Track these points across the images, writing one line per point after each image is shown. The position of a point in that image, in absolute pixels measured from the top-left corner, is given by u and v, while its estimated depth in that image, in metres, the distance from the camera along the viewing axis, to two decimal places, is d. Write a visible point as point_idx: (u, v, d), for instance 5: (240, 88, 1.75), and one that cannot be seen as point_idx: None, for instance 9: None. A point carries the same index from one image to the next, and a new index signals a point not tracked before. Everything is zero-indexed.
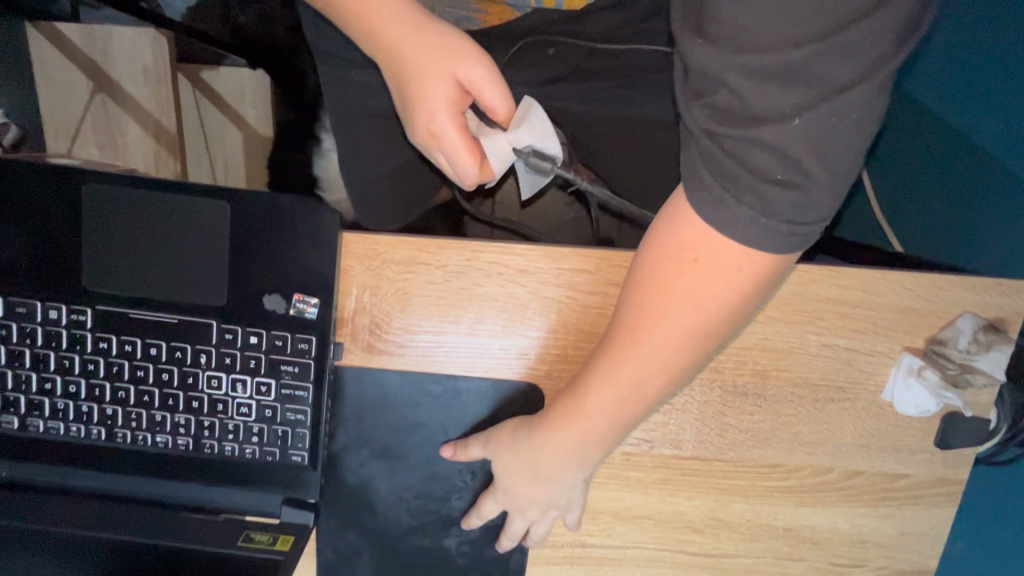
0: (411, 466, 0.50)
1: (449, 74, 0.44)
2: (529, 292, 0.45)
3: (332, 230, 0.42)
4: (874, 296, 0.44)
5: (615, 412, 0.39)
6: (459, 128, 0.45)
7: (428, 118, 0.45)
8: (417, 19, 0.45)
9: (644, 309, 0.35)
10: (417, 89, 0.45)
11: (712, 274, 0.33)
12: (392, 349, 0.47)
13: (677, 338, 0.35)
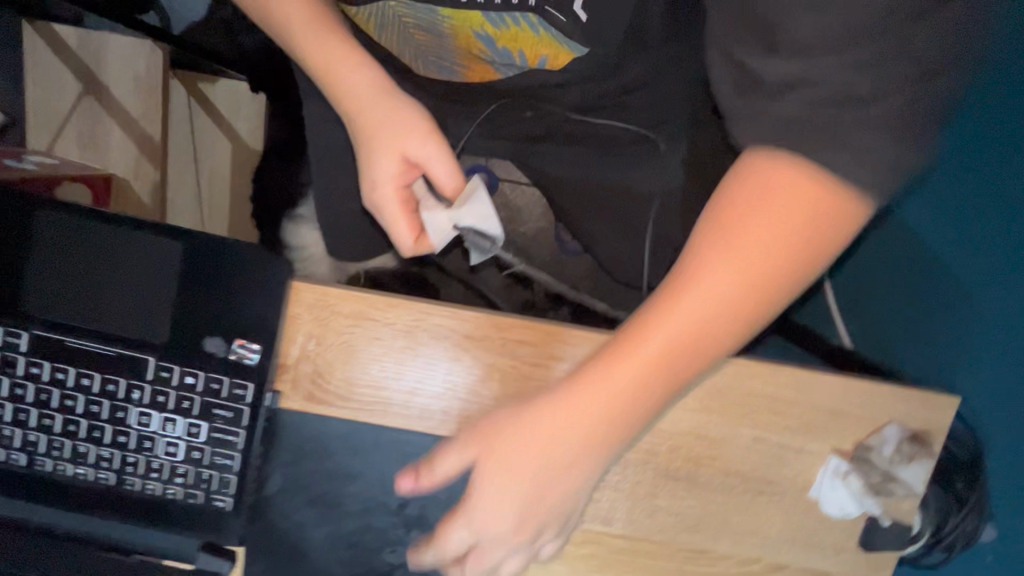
0: (342, 518, 0.49)
1: (398, 152, 0.50)
2: (473, 358, 0.46)
3: (283, 283, 0.43)
4: (806, 395, 0.46)
5: (620, 407, 0.36)
6: (402, 201, 0.51)
7: (377, 188, 0.52)
8: (379, 99, 0.51)
9: (699, 274, 0.32)
10: (371, 163, 0.51)
11: (790, 230, 0.30)
12: (332, 398, 0.47)
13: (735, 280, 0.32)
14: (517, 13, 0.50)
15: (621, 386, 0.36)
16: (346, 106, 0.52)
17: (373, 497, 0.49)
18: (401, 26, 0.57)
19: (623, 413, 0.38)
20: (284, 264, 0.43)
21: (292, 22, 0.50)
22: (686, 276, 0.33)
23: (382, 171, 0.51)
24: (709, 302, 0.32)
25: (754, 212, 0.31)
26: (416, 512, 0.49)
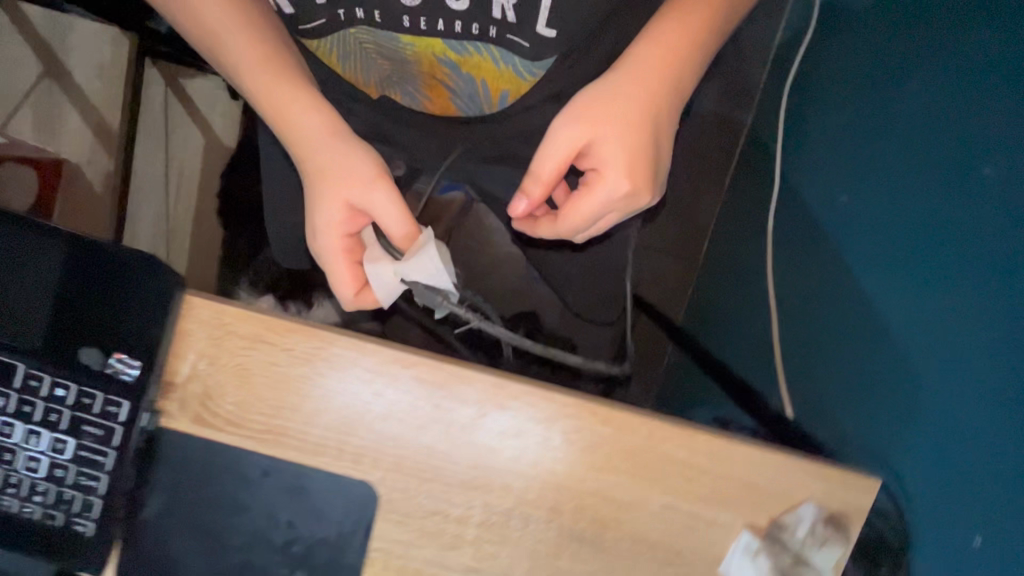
0: (221, 554, 0.45)
1: (341, 198, 0.50)
2: (375, 394, 0.43)
3: (173, 297, 0.41)
4: (723, 465, 0.43)
5: (639, 167, 0.49)
6: (345, 248, 0.51)
7: (320, 233, 0.51)
8: (326, 142, 0.51)
9: (654, 37, 0.50)
10: (314, 208, 0.51)
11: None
12: (221, 423, 0.44)
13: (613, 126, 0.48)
14: (481, 44, 0.59)
15: (637, 131, 0.49)
16: (295, 145, 0.52)
17: (257, 532, 0.45)
18: (365, 52, 0.64)
19: (653, 172, 0.50)
20: (176, 277, 0.41)
21: (236, 54, 0.50)
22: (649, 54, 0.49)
23: (324, 215, 0.50)
24: (675, 39, 0.49)
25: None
26: (303, 552, 0.45)
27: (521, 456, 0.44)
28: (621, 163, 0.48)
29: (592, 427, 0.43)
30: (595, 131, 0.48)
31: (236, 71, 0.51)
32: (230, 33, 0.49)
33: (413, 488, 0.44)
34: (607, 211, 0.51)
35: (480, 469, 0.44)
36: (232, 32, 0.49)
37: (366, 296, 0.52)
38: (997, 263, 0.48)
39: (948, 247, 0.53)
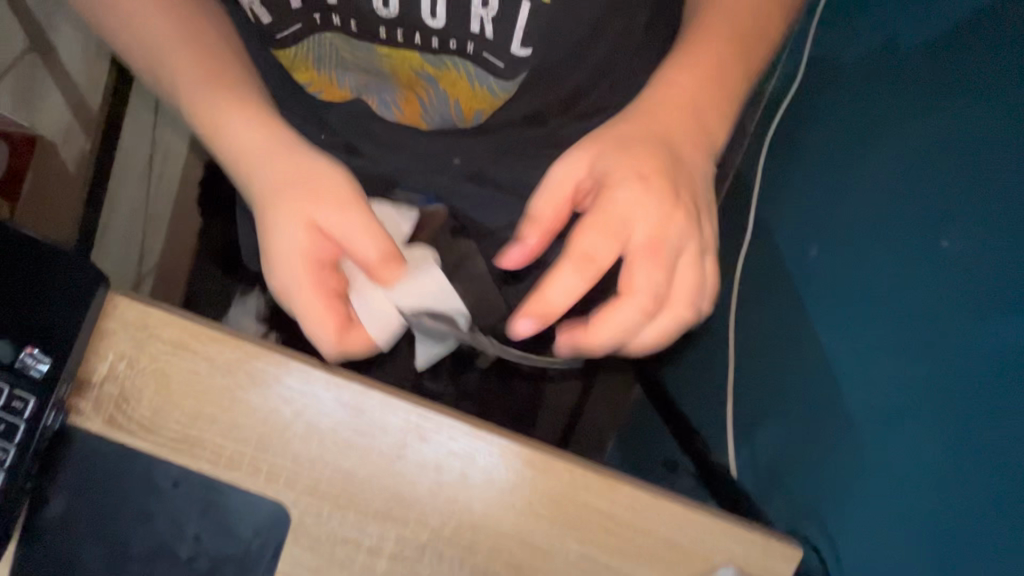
0: (120, 566, 0.42)
1: (305, 219, 0.46)
2: (295, 412, 0.42)
3: (93, 294, 0.41)
4: (642, 519, 0.42)
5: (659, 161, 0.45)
6: (314, 277, 0.46)
7: (283, 261, 0.46)
8: (277, 161, 0.48)
9: (651, 103, 0.48)
10: (269, 232, 0.47)
11: (723, 39, 0.50)
12: (134, 428, 0.42)
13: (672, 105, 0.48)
14: (459, 60, 0.58)
15: (653, 182, 0.44)
16: (245, 170, 0.49)
17: (162, 543, 0.42)
18: (343, 60, 0.62)
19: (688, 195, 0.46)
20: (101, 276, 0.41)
21: (180, 71, 0.50)
22: (655, 114, 0.47)
23: (288, 240, 0.46)
24: (686, 100, 0.48)
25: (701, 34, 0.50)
26: (206, 569, 0.43)
27: (440, 491, 0.42)
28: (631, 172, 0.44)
29: (513, 467, 0.42)
30: (613, 214, 0.43)
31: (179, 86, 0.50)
32: (176, 49, 0.50)
33: (326, 514, 0.43)
34: (637, 225, 0.43)
35: (396, 499, 0.42)
36: (176, 46, 0.51)
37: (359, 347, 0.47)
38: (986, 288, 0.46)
39: (923, 274, 0.52)
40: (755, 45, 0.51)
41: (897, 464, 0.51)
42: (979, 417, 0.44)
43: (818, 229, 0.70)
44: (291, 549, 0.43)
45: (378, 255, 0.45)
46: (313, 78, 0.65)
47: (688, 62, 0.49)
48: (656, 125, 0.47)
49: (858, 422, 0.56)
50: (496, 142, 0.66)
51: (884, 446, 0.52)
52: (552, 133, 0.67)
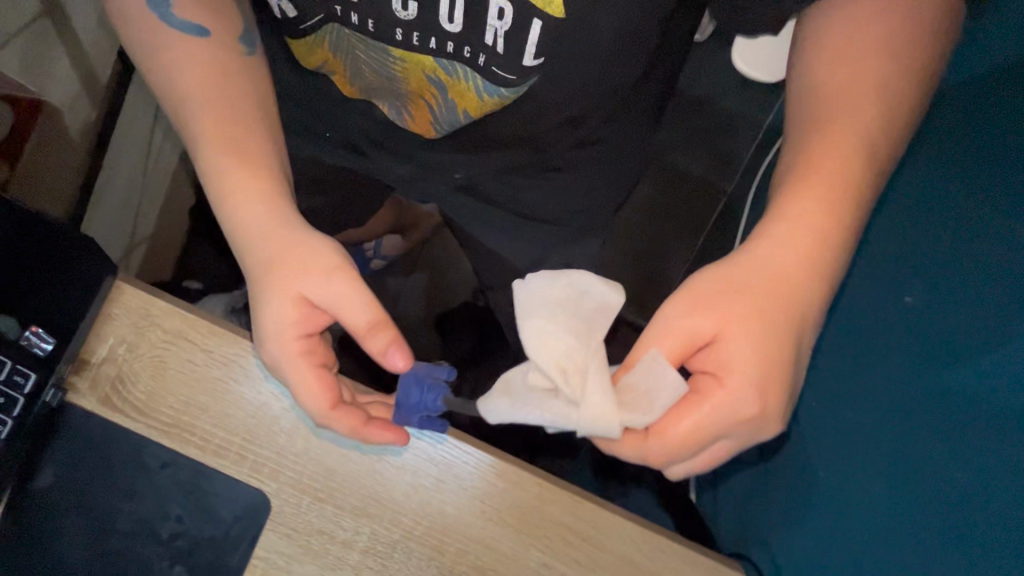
0: (104, 538, 0.44)
1: (301, 291, 0.44)
2: (285, 407, 0.45)
3: (101, 283, 0.43)
4: (601, 535, 0.45)
5: (838, 204, 0.42)
6: (308, 355, 0.44)
7: (266, 332, 0.44)
8: (277, 232, 0.47)
9: (790, 214, 0.42)
10: (261, 306, 0.45)
11: (855, 130, 0.43)
12: (128, 409, 0.44)
13: (855, 138, 0.43)
14: (469, 70, 0.58)
15: (766, 289, 0.41)
16: (246, 237, 0.48)
17: (145, 520, 0.45)
18: (357, 60, 0.61)
19: (837, 218, 0.42)
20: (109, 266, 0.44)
21: (203, 130, 0.50)
22: (785, 209, 0.42)
23: (279, 314, 0.44)
24: (818, 214, 0.42)
25: (837, 122, 0.43)
26: (186, 547, 0.45)
27: (415, 492, 0.45)
28: (825, 210, 0.42)
29: (486, 477, 0.45)
30: (710, 313, 0.40)
31: (198, 142, 0.50)
32: (202, 109, 0.50)
33: (305, 506, 0.45)
34: (778, 258, 0.41)
35: (374, 498, 0.45)
36: (205, 101, 0.51)
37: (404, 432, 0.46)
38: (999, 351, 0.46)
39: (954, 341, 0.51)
40: (905, 71, 0.44)
41: (891, 514, 0.51)
42: (948, 444, 0.48)
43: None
44: (268, 535, 0.45)
45: (374, 333, 0.44)
46: (328, 66, 0.64)
47: (815, 166, 0.43)
48: (789, 234, 0.42)
49: (820, 457, 0.62)
50: (499, 159, 0.70)
51: (878, 501, 0.53)
52: (547, 159, 0.70)
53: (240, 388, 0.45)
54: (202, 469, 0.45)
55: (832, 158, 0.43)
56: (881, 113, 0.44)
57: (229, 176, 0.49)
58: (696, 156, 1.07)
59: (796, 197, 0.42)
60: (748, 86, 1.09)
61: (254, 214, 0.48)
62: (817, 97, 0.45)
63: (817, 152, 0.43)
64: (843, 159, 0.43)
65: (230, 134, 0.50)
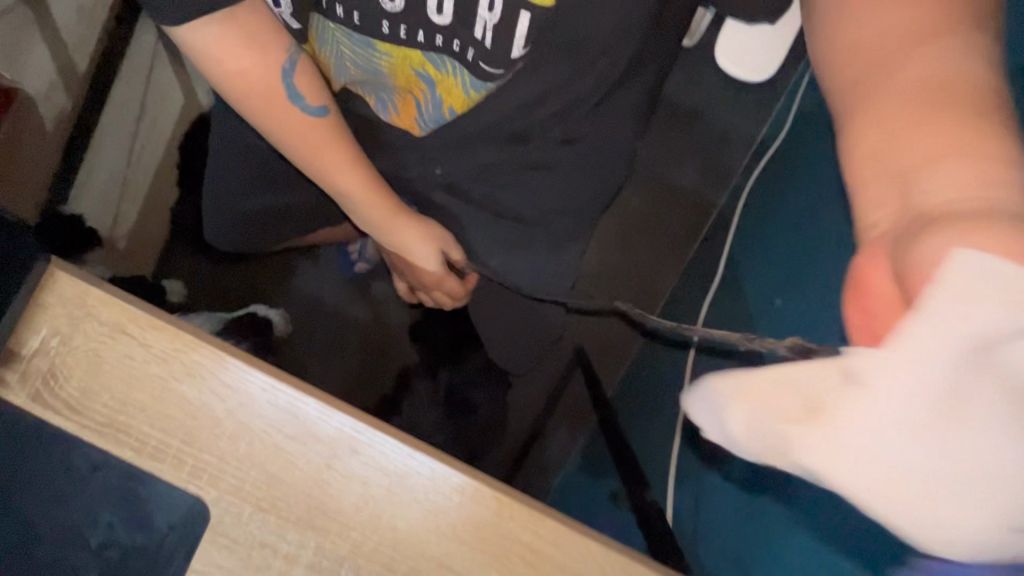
0: (24, 545, 0.40)
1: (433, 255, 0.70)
2: (228, 409, 0.42)
3: (33, 269, 0.41)
4: (564, 555, 0.42)
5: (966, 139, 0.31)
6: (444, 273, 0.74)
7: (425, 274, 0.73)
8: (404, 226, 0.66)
9: (955, 163, 0.31)
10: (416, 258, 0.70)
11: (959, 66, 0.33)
12: (59, 406, 0.41)
13: (957, 68, 0.33)
14: (458, 65, 0.56)
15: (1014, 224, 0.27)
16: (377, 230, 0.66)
17: (73, 527, 0.41)
18: (341, 53, 0.59)
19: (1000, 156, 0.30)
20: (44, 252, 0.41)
21: (331, 166, 0.58)
22: (909, 162, 0.33)
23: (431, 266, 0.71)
24: (970, 135, 0.31)
25: (907, 76, 0.35)
26: (117, 558, 0.42)
27: (363, 504, 0.42)
28: (973, 154, 0.30)
29: (444, 491, 0.42)
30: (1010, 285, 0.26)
31: (331, 176, 0.59)
32: (324, 152, 0.57)
33: (247, 516, 0.42)
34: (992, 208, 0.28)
35: (321, 509, 0.42)
36: (299, 145, 0.57)
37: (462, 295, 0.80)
38: None
39: None
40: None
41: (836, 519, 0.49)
42: None
43: (788, 283, 0.72)
44: (205, 548, 0.41)
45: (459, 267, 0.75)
46: (313, 56, 0.62)
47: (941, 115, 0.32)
48: (939, 172, 0.31)
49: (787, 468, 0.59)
50: (478, 157, 0.68)
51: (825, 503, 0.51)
52: (527, 152, 0.68)
53: (182, 387, 0.42)
54: (136, 475, 0.42)
55: (948, 94, 0.33)
56: (963, 38, 0.34)
57: (361, 192, 0.62)
58: (682, 168, 1.08)
59: (948, 157, 0.31)
60: (736, 97, 1.08)
61: (383, 213, 0.64)
62: (873, 36, 0.38)
63: (901, 102, 0.34)
64: (970, 98, 0.32)
65: (340, 160, 0.58)
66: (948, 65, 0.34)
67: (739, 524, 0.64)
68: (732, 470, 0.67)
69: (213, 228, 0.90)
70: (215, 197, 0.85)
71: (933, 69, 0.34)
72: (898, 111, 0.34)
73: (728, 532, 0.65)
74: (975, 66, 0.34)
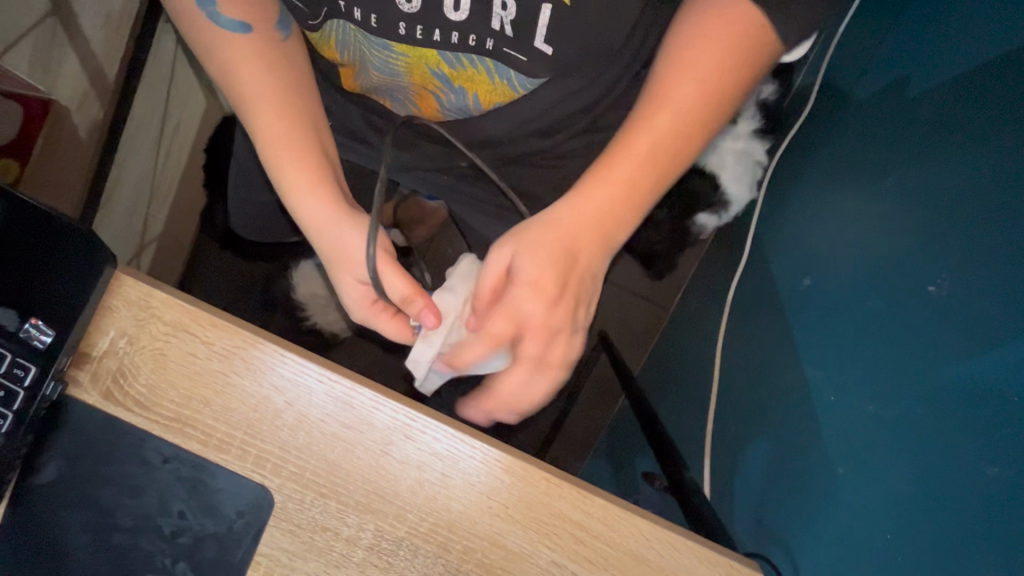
0: (107, 534, 0.43)
1: (354, 277, 0.54)
2: (287, 401, 0.44)
3: (97, 273, 0.42)
4: (612, 531, 0.44)
5: (606, 218, 0.51)
6: (376, 310, 0.55)
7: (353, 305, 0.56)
8: (319, 198, 0.54)
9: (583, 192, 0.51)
10: (339, 289, 0.57)
11: (659, 134, 0.50)
12: (129, 403, 0.44)
13: (647, 142, 0.50)
14: (477, 58, 0.57)
15: (554, 262, 0.50)
16: (298, 216, 0.55)
17: (148, 516, 0.44)
18: (362, 58, 0.60)
19: (616, 217, 0.52)
20: (105, 258, 0.43)
21: (267, 122, 0.53)
22: (584, 185, 0.51)
23: (349, 289, 0.56)
24: (600, 203, 0.51)
25: (646, 126, 0.50)
26: (189, 544, 0.44)
27: (419, 490, 0.44)
28: (588, 219, 0.51)
29: (492, 471, 0.44)
30: (532, 275, 0.50)
31: (261, 135, 0.54)
32: (260, 107, 0.53)
33: (309, 503, 0.44)
34: (570, 246, 0.51)
35: (378, 493, 0.44)
36: (253, 71, 0.53)
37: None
38: (992, 320, 0.46)
39: (953, 312, 0.50)
40: (736, 86, 0.50)
41: (866, 497, 0.53)
42: (933, 425, 0.48)
43: (814, 261, 0.73)
44: (271, 534, 0.44)
45: (411, 301, 0.50)
46: (335, 62, 0.64)
47: (613, 162, 0.50)
48: (589, 201, 0.51)
49: (819, 441, 0.60)
50: (507, 151, 0.69)
51: (859, 472, 0.54)
52: (553, 146, 0.69)
53: (237, 386, 0.44)
54: (202, 469, 0.44)
55: (631, 156, 0.50)
56: (683, 120, 0.50)
57: (276, 134, 0.53)
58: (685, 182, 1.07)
59: (577, 196, 0.51)
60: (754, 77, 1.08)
61: (298, 165, 0.54)
62: (667, 69, 0.50)
63: (618, 151, 0.51)
64: (639, 163, 0.50)
65: (272, 95, 0.53)
66: (639, 147, 0.50)
67: (774, 497, 0.65)
68: (767, 444, 0.69)
69: (241, 221, 0.93)
70: (245, 201, 0.88)
71: (634, 132, 0.50)
72: (616, 158, 0.51)
73: (764, 506, 0.67)
74: (679, 131, 0.50)
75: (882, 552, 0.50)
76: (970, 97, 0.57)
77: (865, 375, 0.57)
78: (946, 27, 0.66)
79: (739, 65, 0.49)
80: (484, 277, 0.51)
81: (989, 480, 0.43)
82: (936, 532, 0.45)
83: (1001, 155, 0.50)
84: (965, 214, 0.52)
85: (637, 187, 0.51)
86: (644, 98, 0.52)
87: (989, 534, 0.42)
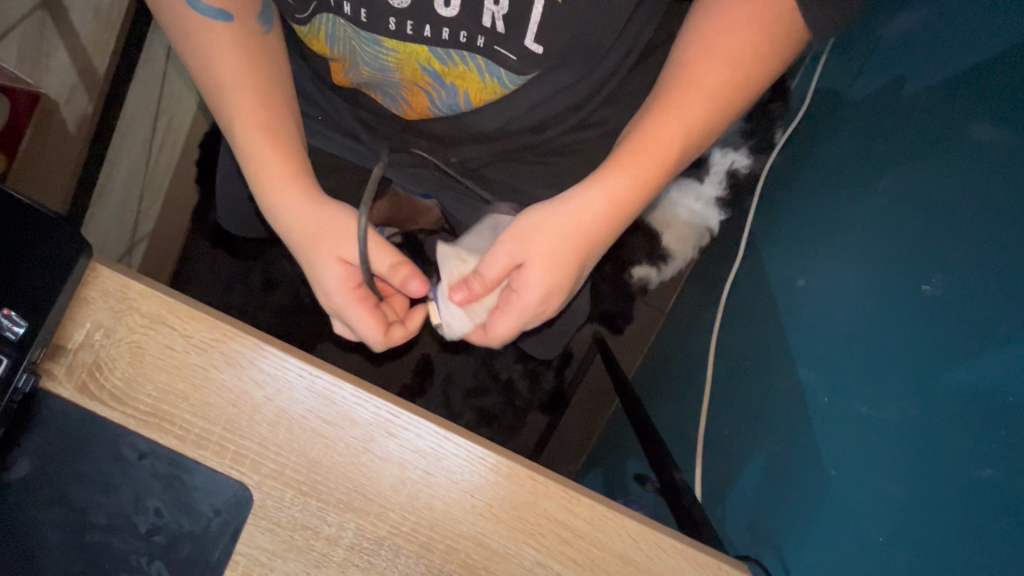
0: (79, 532, 0.42)
1: (335, 259, 0.54)
2: (267, 396, 0.43)
3: (70, 265, 0.42)
4: (599, 532, 0.43)
5: (628, 201, 0.53)
6: (356, 296, 0.55)
7: (329, 292, 0.55)
8: (297, 188, 0.54)
9: (601, 179, 0.52)
10: (318, 273, 0.55)
11: (684, 119, 0.51)
12: (104, 397, 0.43)
13: (672, 126, 0.51)
14: (468, 54, 0.56)
15: (571, 241, 0.53)
16: (274, 206, 0.55)
17: (122, 514, 0.42)
18: (351, 53, 0.60)
19: (636, 200, 0.53)
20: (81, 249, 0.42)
21: (245, 114, 0.53)
22: (607, 165, 0.52)
23: (328, 275, 0.54)
24: (624, 185, 0.51)
25: (672, 110, 0.51)
26: (165, 543, 0.42)
27: (401, 488, 0.43)
28: (608, 200, 0.52)
29: (477, 470, 0.43)
30: (545, 252, 0.52)
31: (240, 126, 0.53)
32: (240, 98, 0.53)
33: (288, 501, 0.43)
34: (589, 227, 0.52)
35: (360, 492, 0.43)
36: (237, 63, 0.52)
37: (395, 331, 0.57)
38: (988, 319, 0.45)
39: (947, 313, 0.49)
40: (756, 78, 0.52)
41: (858, 499, 0.52)
42: (926, 426, 0.47)
43: (808, 263, 0.72)
44: (249, 533, 0.42)
45: (399, 268, 0.54)
46: (325, 57, 0.63)
47: (640, 144, 0.51)
48: (612, 182, 0.52)
49: (811, 444, 0.59)
50: (498, 145, 0.68)
51: (851, 473, 0.53)
52: (545, 142, 0.68)
53: (214, 380, 0.43)
54: (178, 466, 0.43)
55: (657, 139, 0.51)
56: (706, 108, 0.51)
57: (253, 126, 0.53)
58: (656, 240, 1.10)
59: (600, 177, 0.52)
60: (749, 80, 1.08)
61: (276, 155, 0.53)
62: (690, 57, 0.52)
63: (645, 133, 0.51)
64: (664, 146, 0.51)
65: (256, 86, 0.53)
66: (663, 131, 0.51)
67: (766, 500, 0.65)
68: (759, 446, 0.68)
69: (231, 217, 0.92)
70: (235, 197, 0.87)
71: (658, 117, 0.51)
72: (640, 141, 0.51)
73: (756, 509, 0.66)
74: (702, 119, 0.52)
75: (874, 555, 0.49)
76: (963, 98, 0.57)
77: (858, 376, 0.56)
78: (940, 28, 0.66)
79: (761, 61, 0.51)
80: (489, 265, 0.53)
81: (982, 483, 0.42)
82: (929, 536, 0.45)
83: (995, 155, 0.50)
84: (954, 214, 0.52)
85: (657, 171, 0.52)
86: (667, 83, 0.53)
87: (980, 539, 0.41)
